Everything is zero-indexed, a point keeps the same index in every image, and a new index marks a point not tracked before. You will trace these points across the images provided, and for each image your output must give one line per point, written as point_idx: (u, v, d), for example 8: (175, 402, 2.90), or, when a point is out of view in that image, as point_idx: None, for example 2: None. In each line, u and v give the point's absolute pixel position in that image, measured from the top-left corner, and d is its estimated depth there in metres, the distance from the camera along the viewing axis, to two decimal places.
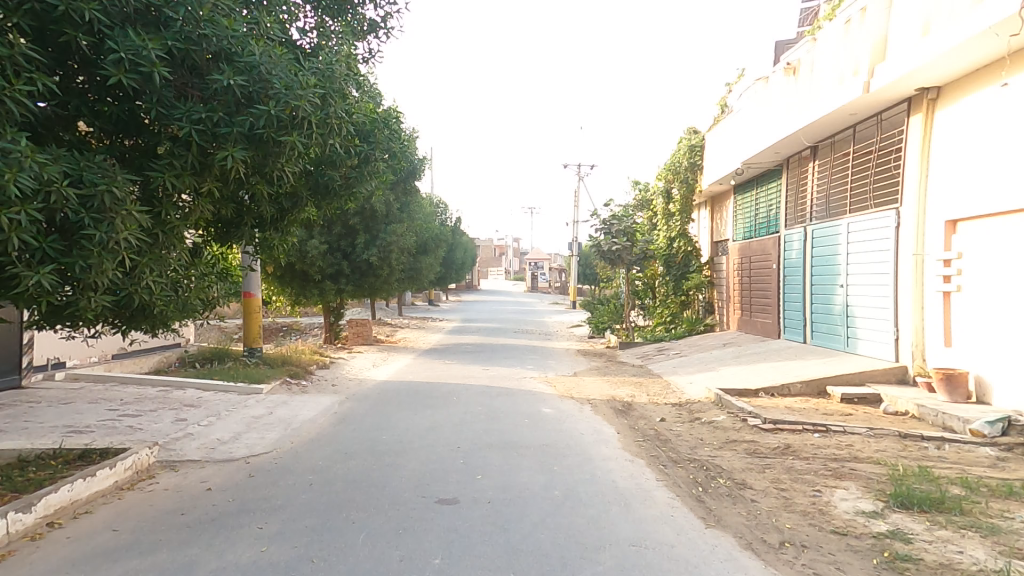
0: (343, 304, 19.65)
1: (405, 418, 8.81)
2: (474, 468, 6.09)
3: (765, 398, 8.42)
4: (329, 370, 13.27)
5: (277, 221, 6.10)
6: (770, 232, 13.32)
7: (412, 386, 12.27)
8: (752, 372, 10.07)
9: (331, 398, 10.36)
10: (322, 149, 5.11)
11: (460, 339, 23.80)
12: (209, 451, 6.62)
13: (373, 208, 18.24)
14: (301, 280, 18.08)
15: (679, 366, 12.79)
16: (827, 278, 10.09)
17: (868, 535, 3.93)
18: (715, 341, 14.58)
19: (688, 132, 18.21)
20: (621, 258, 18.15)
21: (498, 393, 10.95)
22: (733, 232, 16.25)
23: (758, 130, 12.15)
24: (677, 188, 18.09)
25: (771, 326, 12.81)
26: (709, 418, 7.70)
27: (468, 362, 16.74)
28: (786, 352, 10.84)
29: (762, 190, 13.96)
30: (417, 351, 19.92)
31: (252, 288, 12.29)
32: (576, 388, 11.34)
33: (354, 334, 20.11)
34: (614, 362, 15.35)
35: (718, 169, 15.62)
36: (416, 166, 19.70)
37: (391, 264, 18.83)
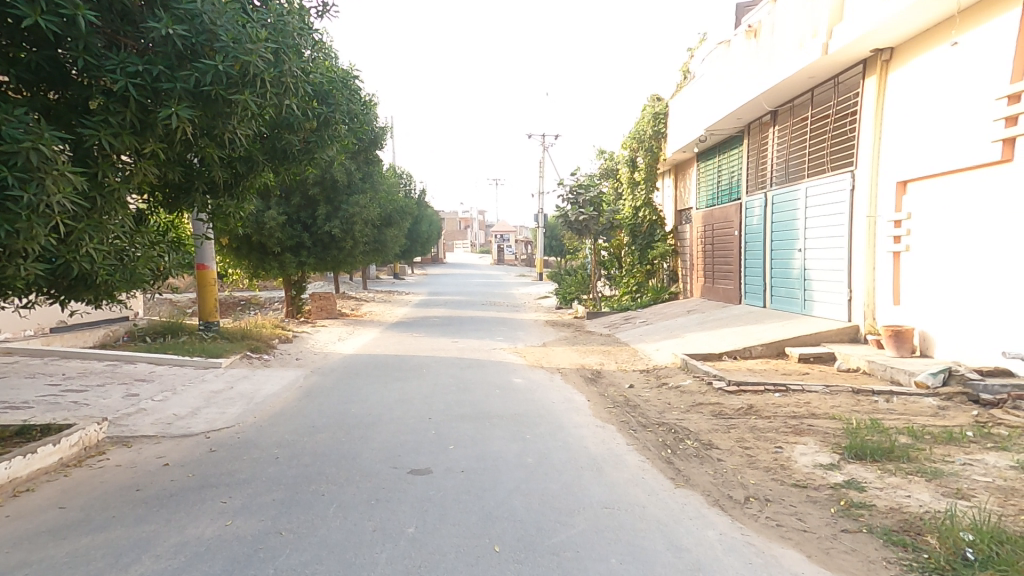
0: (305, 277, 19.08)
1: (374, 391, 8.67)
2: (446, 439, 6.06)
3: (727, 361, 8.73)
4: (292, 343, 12.93)
5: (232, 186, 5.74)
6: (732, 199, 13.57)
7: (380, 359, 12.10)
8: (716, 338, 10.39)
9: (295, 371, 10.12)
10: (277, 111, 4.77)
11: (427, 312, 23.60)
12: (165, 426, 6.34)
13: (333, 177, 17.53)
14: (259, 252, 17.39)
15: (645, 334, 13.07)
16: (785, 243, 10.39)
17: (825, 485, 4.11)
18: (679, 309, 14.94)
19: (651, 100, 18.21)
20: (587, 228, 18.25)
21: (468, 364, 10.94)
22: (697, 201, 16.50)
23: (720, 95, 12.21)
24: (641, 156, 18.18)
25: (733, 292, 13.21)
26: (676, 383, 7.93)
27: (437, 335, 16.64)
28: (747, 317, 11.23)
29: (724, 157, 14.14)
30: (383, 324, 19.64)
31: (206, 260, 11.70)
32: (546, 357, 11.47)
33: (317, 308, 19.61)
34: (581, 331, 15.56)
35: (681, 136, 15.70)
36: (378, 133, 18.99)
37: (354, 236, 18.23)
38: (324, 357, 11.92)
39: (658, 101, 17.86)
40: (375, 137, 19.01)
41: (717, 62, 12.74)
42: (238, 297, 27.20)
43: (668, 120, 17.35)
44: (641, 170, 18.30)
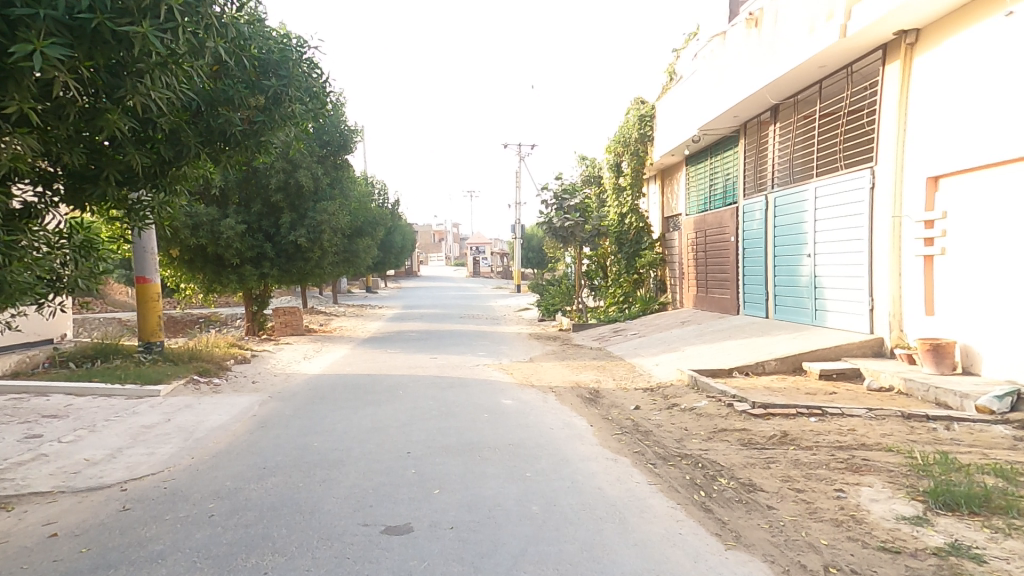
0: (267, 291, 17.72)
1: (342, 418, 7.50)
2: (427, 479, 4.96)
3: (740, 378, 8.03)
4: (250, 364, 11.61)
5: (157, 176, 4.65)
6: (728, 203, 13.00)
7: (351, 380, 10.88)
8: (722, 352, 9.64)
9: (250, 397, 8.86)
10: (192, 63, 3.71)
11: (402, 326, 22.35)
12: (68, 478, 5.06)
13: (298, 182, 16.29)
14: (216, 264, 16.06)
15: (640, 347, 12.24)
16: (794, 249, 9.75)
17: (927, 551, 3.16)
18: (672, 321, 14.23)
19: (635, 103, 17.74)
20: (573, 235, 17.52)
21: (450, 385, 9.87)
22: (687, 206, 15.94)
23: (716, 91, 11.64)
24: (627, 161, 17.65)
25: (730, 303, 12.82)
26: (689, 404, 7.04)
27: (414, 351, 15.47)
28: (750, 329, 10.63)
29: (716, 159, 13.62)
30: (355, 340, 18.33)
31: (149, 273, 10.36)
32: (536, 374, 10.53)
33: (281, 324, 18.15)
34: (568, 345, 14.63)
35: (670, 139, 15.15)
36: (346, 137, 17.83)
37: (323, 245, 16.94)
38: (285, 379, 10.65)
39: (642, 104, 17.29)
40: (344, 141, 17.86)
41: (710, 59, 12.20)
42: (197, 315, 25.45)
43: (654, 124, 16.77)
44: (627, 175, 17.70)
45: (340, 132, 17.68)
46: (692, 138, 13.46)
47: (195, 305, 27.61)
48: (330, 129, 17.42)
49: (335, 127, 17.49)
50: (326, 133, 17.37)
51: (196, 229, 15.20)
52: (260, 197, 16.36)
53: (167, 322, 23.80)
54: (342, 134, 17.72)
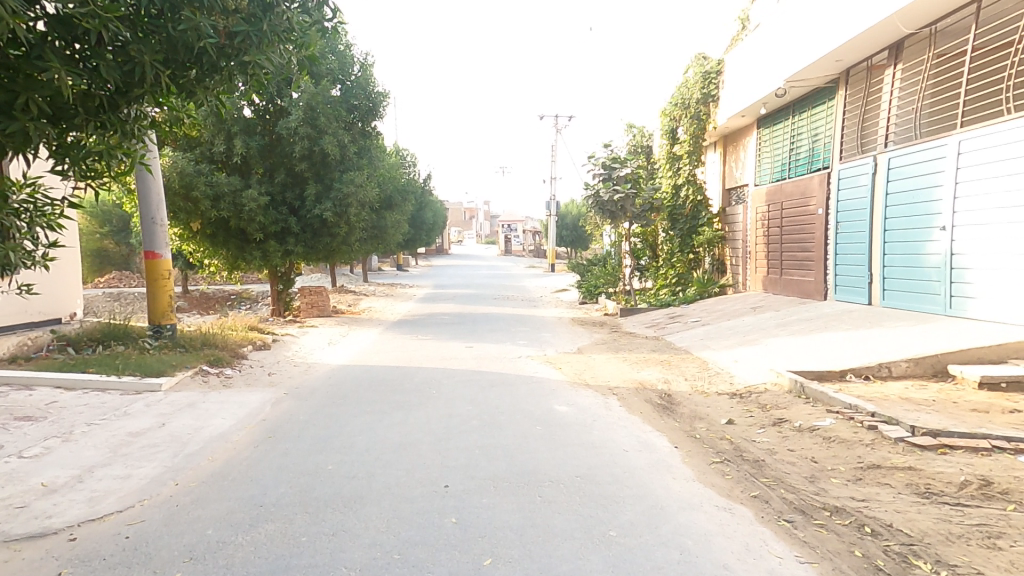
0: (293, 269, 16.79)
1: (367, 428, 6.29)
2: (475, 537, 3.63)
3: (858, 384, 6.37)
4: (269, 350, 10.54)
5: (104, 112, 3.38)
6: (817, 168, 11.14)
7: (380, 374, 9.70)
8: (820, 346, 7.94)
9: (263, 393, 7.70)
10: None
11: (434, 307, 21.20)
12: (9, 518, 3.86)
13: (323, 151, 15.02)
14: (238, 239, 15.09)
15: (707, 339, 10.61)
16: (919, 223, 7.96)
17: None
18: (740, 306, 12.56)
19: (697, 59, 15.70)
20: (624, 209, 15.67)
21: (493, 385, 8.57)
22: (756, 174, 14.02)
23: (814, 29, 9.65)
24: (685, 125, 15.73)
25: (813, 287, 11.09)
26: (806, 420, 5.45)
27: (448, 338, 14.26)
28: (849, 318, 8.85)
29: (800, 117, 11.67)
30: (385, 323, 17.26)
31: (158, 248, 9.23)
32: (589, 370, 9.47)
33: (307, 305, 17.18)
34: (619, 334, 13.07)
35: (743, 96, 13.14)
36: (375, 102, 16.44)
37: (350, 220, 15.74)
38: (306, 370, 9.49)
39: (705, 59, 15.24)
40: (373, 106, 16.47)
41: None
42: (226, 293, 24.93)
43: (721, 81, 14.73)
44: (684, 142, 15.80)
45: (369, 96, 16.29)
46: (776, 93, 11.50)
47: (223, 281, 27.10)
48: (358, 92, 16.04)
49: (363, 90, 16.11)
50: (353, 98, 16.01)
51: (217, 201, 14.10)
52: (285, 166, 15.19)
53: (197, 300, 23.32)
54: (370, 99, 16.34)
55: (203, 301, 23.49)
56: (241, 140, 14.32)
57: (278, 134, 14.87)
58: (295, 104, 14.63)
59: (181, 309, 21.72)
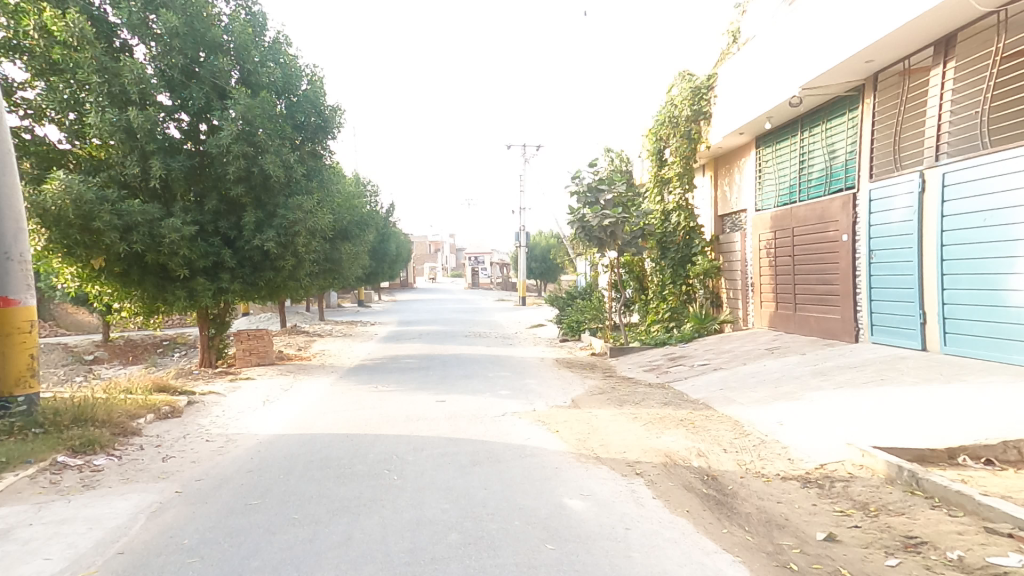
0: (227, 310, 14.90)
1: (288, 563, 4.07)
2: None
3: (984, 471, 4.64)
4: (174, 422, 8.08)
5: None
6: (836, 189, 9.93)
7: (324, 449, 7.41)
8: (888, 404, 6.21)
9: (138, 497, 5.33)
10: None
11: (398, 348, 18.97)
12: None
13: (264, 172, 12.99)
14: (157, 274, 12.91)
15: (728, 390, 8.85)
16: (998, 248, 6.49)
17: None
18: (754, 347, 11.20)
19: (681, 76, 14.82)
20: (612, 236, 14.16)
21: (472, 465, 6.45)
22: (756, 199, 12.99)
23: (835, 26, 8.37)
24: (675, 144, 14.75)
25: (840, 325, 9.62)
26: (961, 546, 3.60)
27: (413, 389, 12.06)
28: (909, 366, 7.25)
29: (812, 133, 10.56)
30: (340, 369, 14.94)
31: (15, 291, 6.81)
32: (595, 437, 7.49)
33: (244, 351, 14.81)
34: (615, 386, 11.18)
35: (743, 112, 11.92)
36: (326, 118, 14.65)
37: (298, 253, 13.61)
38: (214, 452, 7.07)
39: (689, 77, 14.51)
40: (324, 122, 14.63)
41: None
42: (156, 341, 22.15)
43: (712, 96, 13.79)
44: (674, 164, 14.83)
45: (319, 111, 14.49)
46: (789, 102, 10.19)
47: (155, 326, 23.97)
48: (305, 106, 14.20)
49: (313, 105, 14.31)
50: (300, 113, 14.14)
51: (127, 232, 11.70)
52: (217, 192, 13.11)
53: (118, 348, 20.38)
54: (320, 115, 14.56)
55: (128, 351, 20.90)
56: (160, 160, 12.07)
57: (208, 153, 12.70)
58: (226, 118, 12.48)
59: (100, 361, 19.07)
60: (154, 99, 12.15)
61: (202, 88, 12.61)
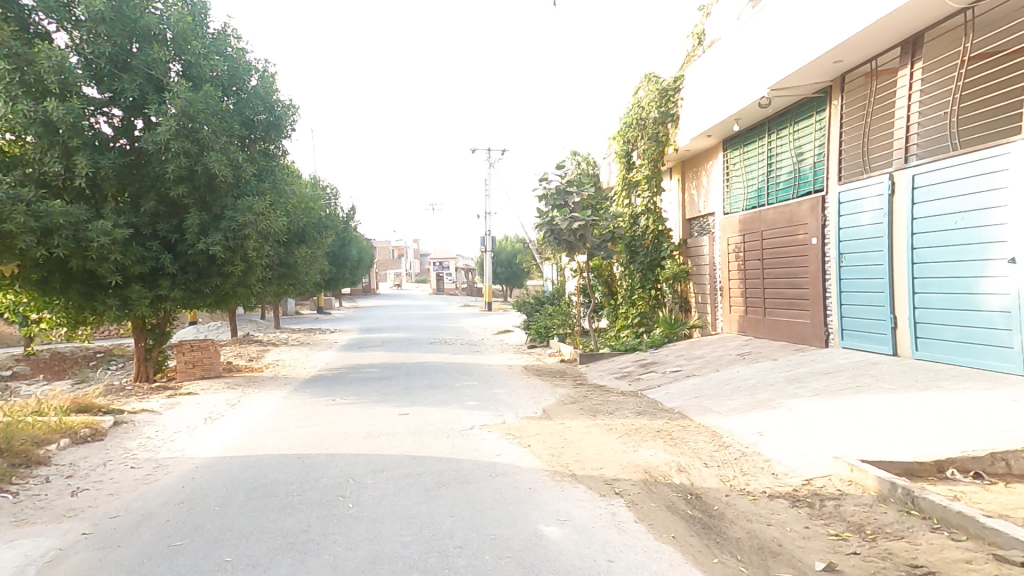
0: (168, 320, 14.14)
1: None
2: None
3: (973, 485, 4.44)
4: (91, 450, 7.29)
5: None
6: (804, 191, 9.92)
7: (270, 474, 6.67)
8: (869, 412, 6.01)
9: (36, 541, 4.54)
10: None
11: (359, 357, 18.15)
12: None
13: (208, 171, 12.08)
14: (87, 279, 11.89)
15: (704, 398, 8.61)
16: (969, 251, 6.44)
17: None
18: (725, 353, 11.09)
19: (647, 79, 14.83)
20: (582, 239, 13.98)
21: (437, 489, 5.89)
22: (724, 202, 13.07)
23: (803, 27, 8.32)
24: (643, 147, 14.72)
25: (809, 330, 9.57)
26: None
27: (374, 401, 11.36)
28: (883, 371, 7.13)
29: (779, 136, 10.57)
30: (295, 381, 14.04)
31: None
32: (569, 452, 7.05)
33: (185, 363, 13.87)
34: (586, 395, 10.82)
35: (711, 115, 11.88)
36: (278, 116, 13.86)
37: (249, 257, 12.71)
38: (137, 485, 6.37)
39: (654, 80, 14.56)
40: (276, 119, 13.84)
41: None
42: (88, 354, 20.50)
43: (679, 99, 13.76)
44: (642, 167, 14.87)
45: (270, 108, 13.68)
46: (758, 103, 10.14)
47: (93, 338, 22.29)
48: (255, 102, 13.38)
49: (264, 100, 13.50)
50: (248, 110, 13.30)
51: (50, 232, 10.56)
52: (156, 192, 12.14)
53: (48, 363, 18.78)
54: (272, 112, 13.76)
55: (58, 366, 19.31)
56: (85, 157, 11.04)
57: (145, 149, 11.72)
58: (163, 112, 11.53)
59: (21, 375, 18.04)
60: (73, 93, 10.94)
61: (135, 79, 11.64)
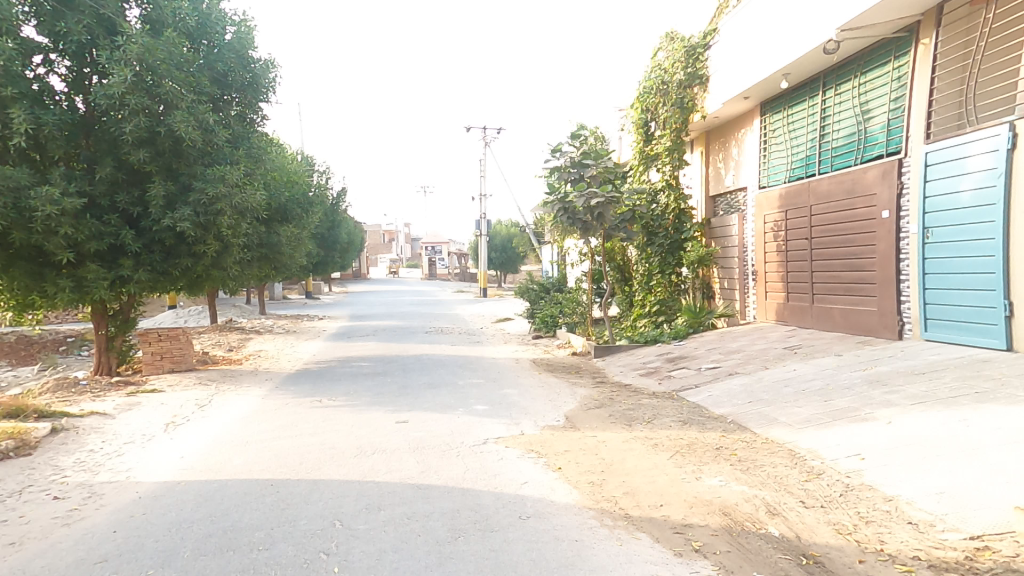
0: (131, 305, 12.57)
1: None
2: None
3: None
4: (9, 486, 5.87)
5: None
6: (870, 156, 8.45)
7: (229, 515, 5.15)
8: (1018, 433, 4.58)
9: None
10: None
11: (349, 347, 16.58)
12: None
13: (173, 134, 10.39)
14: (31, 254, 10.22)
15: (762, 405, 7.18)
16: None
17: None
18: (770, 347, 9.70)
19: (667, 38, 13.24)
20: (600, 219, 12.54)
21: (452, 542, 4.41)
22: (758, 174, 11.61)
23: None
24: (665, 113, 13.13)
25: (874, 320, 8.20)
26: None
27: (367, 403, 9.86)
28: (1003, 375, 5.70)
29: (843, 91, 9.07)
30: (276, 377, 12.47)
31: None
32: (611, 482, 5.57)
33: (154, 356, 12.27)
34: (613, 399, 9.36)
35: (754, 70, 10.34)
36: (256, 74, 12.23)
37: (224, 237, 11.07)
38: (53, 533, 4.89)
39: (676, 38, 12.95)
40: (253, 78, 12.22)
41: None
42: (55, 346, 18.91)
43: (708, 57, 12.20)
44: (662, 138, 13.34)
45: (246, 65, 12.06)
46: (822, 49, 8.60)
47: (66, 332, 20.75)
48: (227, 56, 11.69)
49: (238, 55, 11.83)
50: (220, 64, 11.62)
51: None
52: (113, 155, 10.50)
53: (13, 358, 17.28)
54: (248, 70, 12.13)
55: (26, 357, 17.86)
56: (24, 110, 9.29)
57: (98, 106, 9.99)
58: (117, 60, 9.78)
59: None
60: (19, 35, 9.43)
61: (79, 20, 9.94)
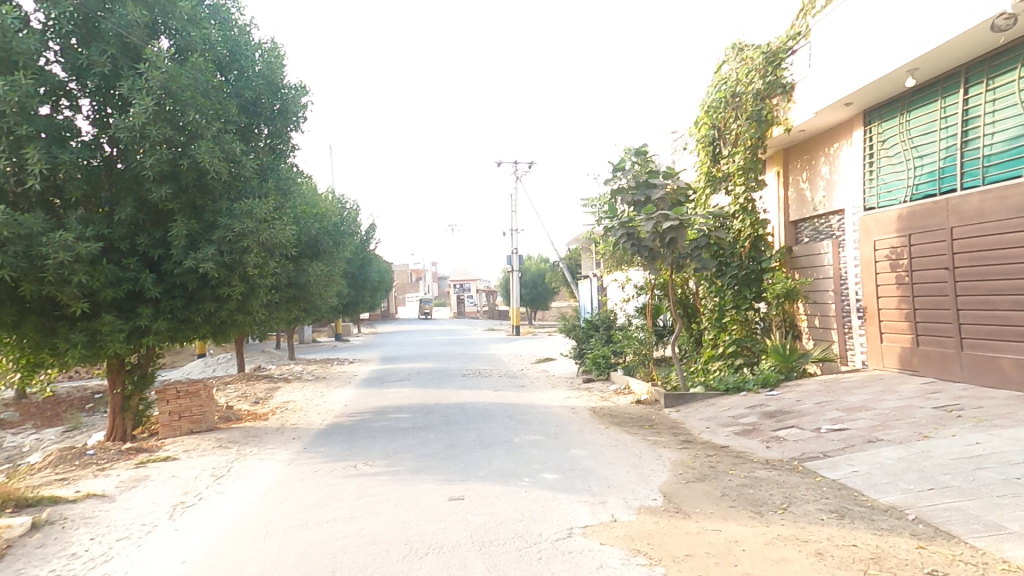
0: (150, 360, 11.35)
1: None
2: None
3: None
4: None
5: None
6: None
7: None
8: None
9: None
10: None
11: (383, 395, 15.01)
12: None
13: (197, 167, 9.32)
14: (42, 307, 9.11)
15: (956, 496, 5.24)
16: None
17: None
18: (913, 405, 7.70)
19: (732, 49, 11.90)
20: (671, 245, 10.91)
21: None
22: (864, 194, 10.01)
23: None
24: (738, 127, 11.58)
25: None
26: None
27: (410, 471, 8.18)
28: None
29: (1001, 85, 7.66)
30: (305, 434, 10.92)
31: None
32: None
33: (171, 417, 10.92)
34: (716, 470, 7.46)
35: (868, 66, 8.81)
36: (287, 100, 11.38)
37: (252, 277, 9.87)
38: None
39: (746, 49, 11.53)
40: (283, 105, 11.36)
41: None
42: (80, 405, 17.88)
43: (789, 65, 10.81)
44: (734, 155, 11.78)
45: (276, 90, 11.20)
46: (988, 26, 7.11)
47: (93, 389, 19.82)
48: (257, 83, 10.81)
49: (267, 80, 10.94)
50: (249, 91, 10.71)
51: None
52: (135, 195, 9.51)
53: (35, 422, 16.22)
54: (278, 96, 11.28)
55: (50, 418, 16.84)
56: (41, 150, 8.33)
57: (119, 142, 9.05)
58: (139, 90, 8.82)
59: (11, 424, 16.35)
60: (39, 70, 8.60)
61: (104, 50, 9.09)
